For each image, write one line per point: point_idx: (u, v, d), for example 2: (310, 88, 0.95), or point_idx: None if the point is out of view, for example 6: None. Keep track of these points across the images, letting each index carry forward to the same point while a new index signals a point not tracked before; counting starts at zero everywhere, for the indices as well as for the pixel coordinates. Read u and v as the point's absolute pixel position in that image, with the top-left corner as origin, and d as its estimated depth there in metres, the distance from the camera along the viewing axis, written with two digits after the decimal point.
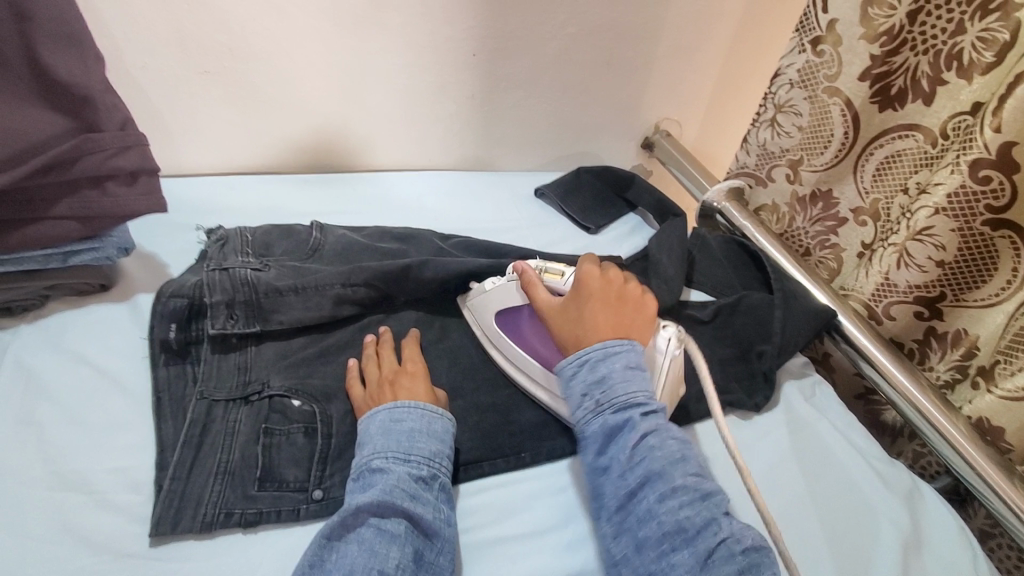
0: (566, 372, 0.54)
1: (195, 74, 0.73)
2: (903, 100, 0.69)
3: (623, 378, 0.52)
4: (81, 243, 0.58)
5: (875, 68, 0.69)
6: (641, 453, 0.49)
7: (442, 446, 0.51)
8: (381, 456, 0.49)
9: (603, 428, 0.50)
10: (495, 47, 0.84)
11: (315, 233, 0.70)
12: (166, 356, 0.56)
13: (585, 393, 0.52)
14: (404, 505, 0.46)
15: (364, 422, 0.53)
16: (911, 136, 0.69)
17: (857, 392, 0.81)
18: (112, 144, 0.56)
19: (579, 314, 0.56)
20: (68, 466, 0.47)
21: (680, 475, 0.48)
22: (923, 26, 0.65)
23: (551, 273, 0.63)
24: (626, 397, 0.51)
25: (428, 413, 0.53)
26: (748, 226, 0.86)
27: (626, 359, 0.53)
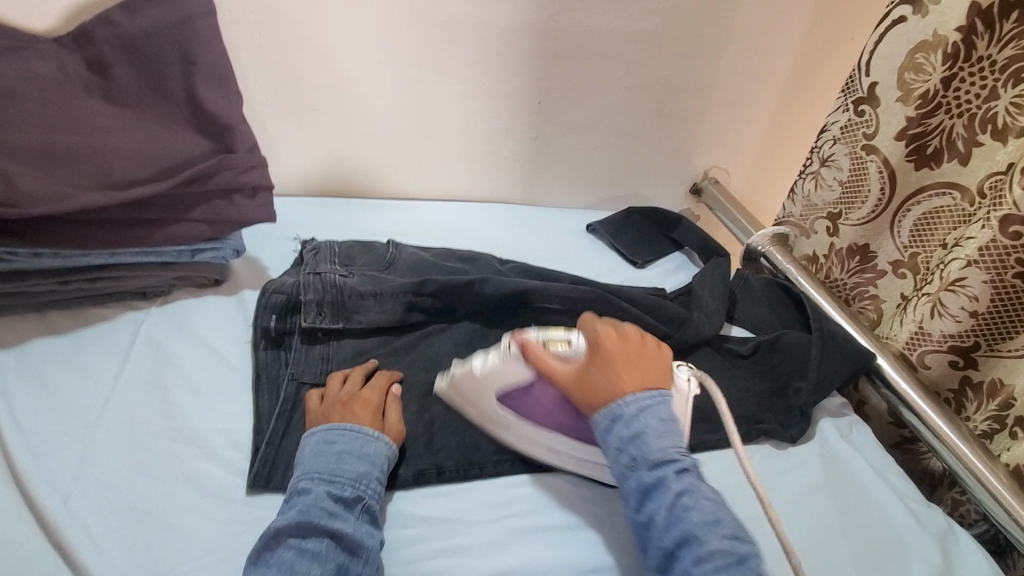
0: (600, 426, 0.57)
1: (303, 109, 0.86)
2: (938, 159, 0.73)
3: (658, 435, 0.55)
4: (208, 243, 0.69)
5: (911, 128, 0.74)
6: (678, 514, 0.51)
7: (370, 467, 0.55)
8: (307, 478, 0.52)
9: (639, 485, 0.54)
10: (557, 96, 0.94)
11: (391, 249, 0.80)
12: (265, 342, 0.66)
13: (622, 449, 0.55)
14: (321, 523, 0.49)
15: (301, 444, 0.56)
16: (950, 194, 0.72)
17: (894, 440, 0.82)
18: (242, 163, 0.68)
19: (604, 372, 0.58)
20: (186, 424, 0.57)
21: (716, 538, 0.50)
22: (957, 91, 0.70)
23: (556, 341, 0.61)
24: (660, 453, 0.54)
25: (362, 435, 0.56)
26: (791, 270, 0.90)
27: (657, 411, 0.56)
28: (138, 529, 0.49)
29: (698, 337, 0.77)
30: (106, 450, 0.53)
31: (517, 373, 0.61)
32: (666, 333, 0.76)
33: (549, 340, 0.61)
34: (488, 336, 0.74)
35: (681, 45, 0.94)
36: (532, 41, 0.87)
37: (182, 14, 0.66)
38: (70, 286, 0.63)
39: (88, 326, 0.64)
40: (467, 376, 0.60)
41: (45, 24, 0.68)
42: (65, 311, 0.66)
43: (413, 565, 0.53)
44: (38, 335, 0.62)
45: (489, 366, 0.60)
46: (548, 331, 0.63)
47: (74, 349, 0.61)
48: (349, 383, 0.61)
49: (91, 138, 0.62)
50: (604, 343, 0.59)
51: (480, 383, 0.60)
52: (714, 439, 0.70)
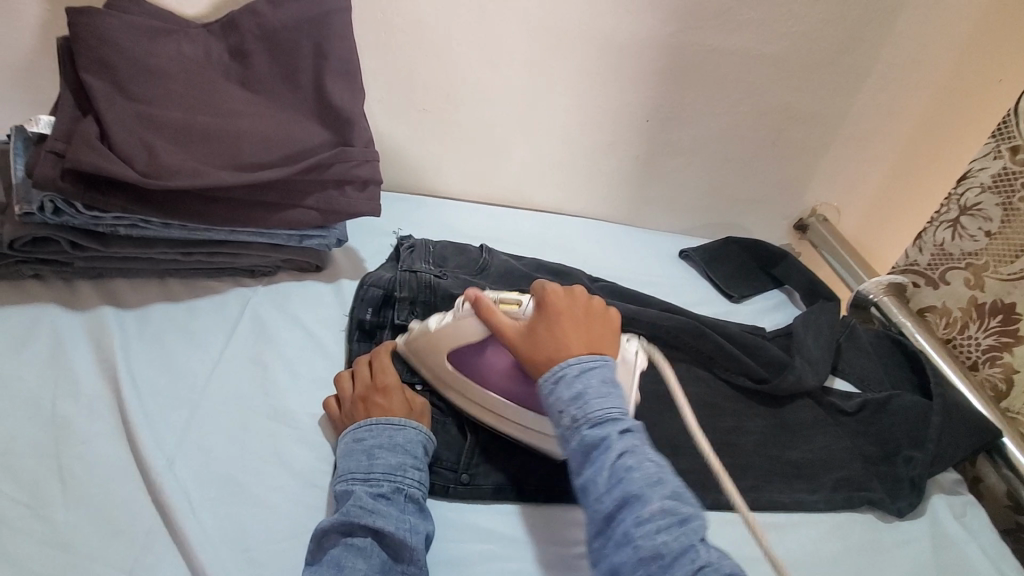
0: (544, 390, 0.53)
1: (415, 110, 0.88)
2: None
3: (599, 394, 0.51)
4: (316, 230, 0.71)
5: None
6: (619, 473, 0.47)
7: (405, 459, 0.54)
8: (346, 477, 0.52)
9: (580, 447, 0.49)
10: (666, 115, 0.91)
11: (484, 254, 0.79)
12: (359, 333, 0.67)
13: (563, 410, 0.51)
14: (363, 520, 0.48)
15: (337, 445, 0.56)
16: None
17: (1009, 526, 0.72)
18: (357, 157, 0.69)
19: (547, 329, 0.56)
20: (281, 404, 0.58)
21: (661, 497, 0.45)
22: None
23: (508, 302, 0.61)
24: (603, 412, 0.50)
25: (390, 427, 0.55)
26: (908, 324, 0.82)
27: (601, 372, 0.53)
28: (231, 500, 0.50)
29: (798, 386, 0.70)
30: (208, 418, 0.55)
31: (469, 331, 0.60)
32: (763, 376, 0.71)
33: (501, 301, 0.61)
34: None
35: (805, 72, 0.89)
36: (651, 57, 0.85)
37: (322, 10, 0.69)
38: (191, 257, 0.67)
39: (201, 296, 0.68)
40: (426, 328, 0.61)
41: (196, 10, 0.74)
42: (183, 280, 0.70)
43: None
44: (158, 300, 0.66)
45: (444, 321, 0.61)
46: (503, 295, 0.63)
47: (187, 317, 0.65)
48: (360, 377, 0.60)
49: (227, 121, 0.65)
50: (552, 300, 0.58)
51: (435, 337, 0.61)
52: (811, 498, 0.64)
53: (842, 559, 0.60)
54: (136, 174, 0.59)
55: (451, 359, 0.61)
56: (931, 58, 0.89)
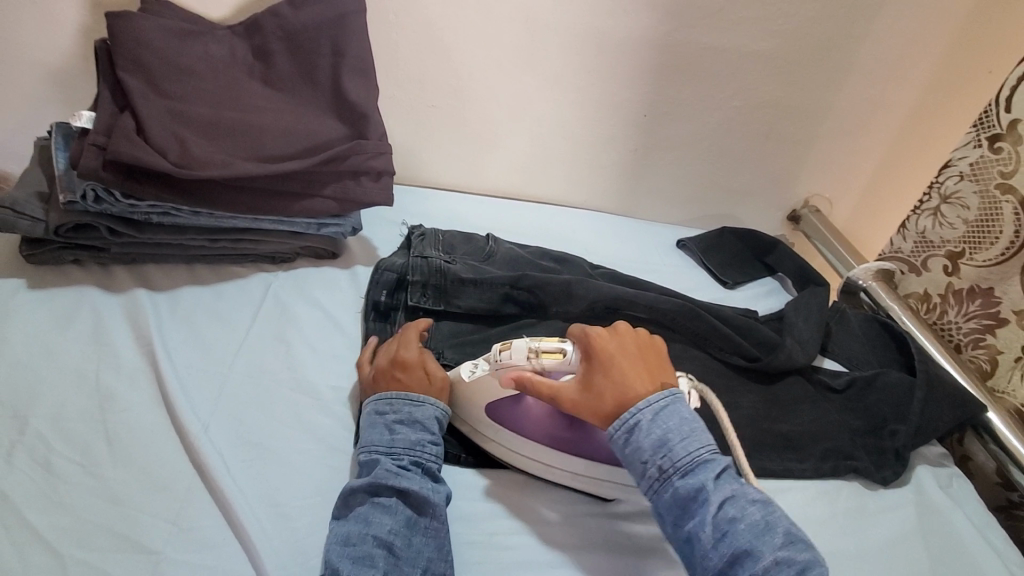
0: (617, 439, 0.54)
1: (424, 107, 0.92)
2: None
3: (684, 440, 0.53)
4: (333, 219, 0.76)
5: None
6: (723, 525, 0.49)
7: (423, 434, 0.57)
8: (371, 446, 0.56)
9: (675, 498, 0.51)
10: (664, 110, 0.96)
11: (491, 243, 0.83)
12: (374, 314, 0.71)
13: (649, 461, 0.52)
14: (388, 482, 0.52)
15: (360, 418, 0.60)
16: None
17: (1000, 503, 0.75)
18: (372, 149, 0.74)
19: (607, 374, 0.56)
20: (304, 377, 0.63)
21: (772, 548, 0.47)
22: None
23: (548, 353, 0.59)
24: (691, 458, 0.52)
25: (409, 402, 0.59)
26: (894, 307, 0.86)
27: (676, 412, 0.54)
28: (260, 461, 0.54)
29: (789, 364, 0.74)
30: (237, 389, 0.60)
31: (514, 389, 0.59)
32: (755, 355, 0.75)
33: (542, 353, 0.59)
34: None
35: (796, 68, 0.93)
36: (649, 55, 0.89)
37: (339, 12, 0.73)
38: (217, 244, 0.72)
39: (226, 281, 0.73)
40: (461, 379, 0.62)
41: (220, 12, 0.79)
42: (208, 266, 0.74)
43: (494, 539, 0.56)
44: (186, 283, 0.71)
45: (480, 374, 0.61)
46: (539, 341, 0.60)
47: (214, 299, 0.70)
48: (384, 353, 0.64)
49: (251, 116, 0.70)
50: (601, 345, 0.58)
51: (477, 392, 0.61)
52: (800, 467, 0.68)
53: (829, 523, 0.64)
54: (169, 165, 0.63)
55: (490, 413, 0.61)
56: (918, 54, 0.94)
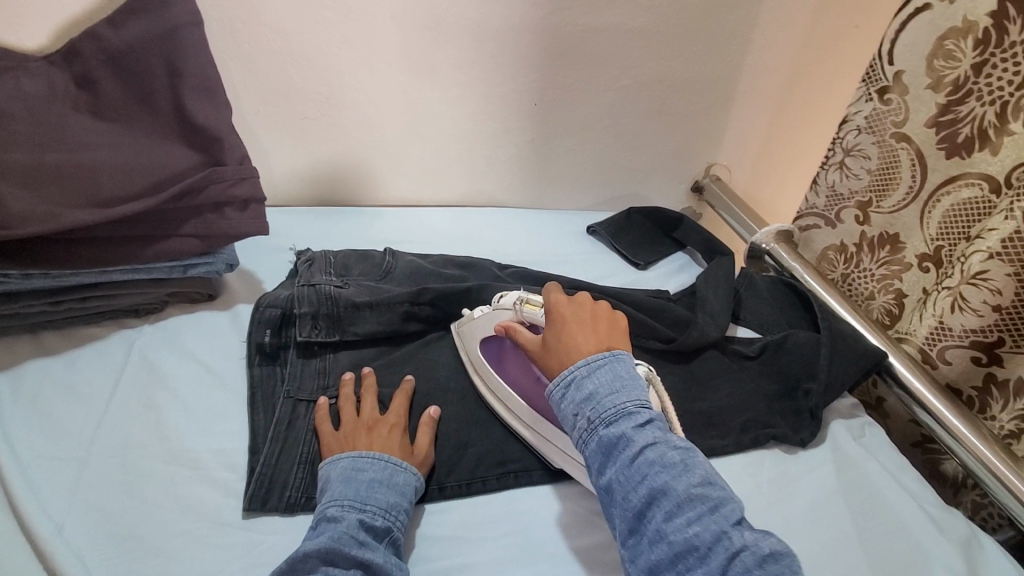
0: (555, 396, 0.52)
1: (298, 119, 0.85)
2: (971, 148, 0.68)
3: (611, 391, 0.50)
4: (200, 257, 0.68)
5: (941, 115, 0.70)
6: (642, 469, 0.46)
7: (400, 500, 0.53)
8: (337, 504, 0.50)
9: (600, 447, 0.48)
10: (554, 96, 0.93)
11: (387, 258, 0.78)
12: (260, 357, 0.65)
13: (577, 413, 0.50)
14: (355, 552, 0.46)
15: (325, 468, 0.54)
16: (977, 185, 0.68)
17: (916, 440, 0.78)
18: (231, 176, 0.67)
19: (556, 336, 0.56)
20: (181, 446, 0.56)
21: (686, 486, 0.45)
22: (989, 77, 0.65)
23: (533, 303, 0.63)
24: (616, 408, 0.48)
25: (392, 465, 0.55)
26: (797, 267, 0.88)
27: (612, 369, 0.51)
28: (129, 555, 0.48)
29: (703, 340, 0.74)
30: (99, 474, 0.53)
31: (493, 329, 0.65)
32: (670, 336, 0.75)
33: (526, 303, 0.63)
34: None
35: (677, 41, 0.93)
36: (528, 41, 0.86)
37: (169, 26, 0.65)
38: (63, 305, 0.63)
39: (80, 346, 0.64)
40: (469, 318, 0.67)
41: (38, 42, 0.68)
42: (58, 332, 0.65)
43: None
44: (29, 356, 0.62)
45: (484, 313, 0.66)
46: (533, 296, 0.64)
47: (66, 370, 0.61)
48: (364, 410, 0.60)
49: (76, 154, 0.60)
50: (558, 309, 0.58)
51: (475, 326, 0.67)
52: (721, 444, 0.68)
53: (753, 496, 0.64)
54: None
55: (482, 347, 0.67)
56: (790, 16, 0.95)
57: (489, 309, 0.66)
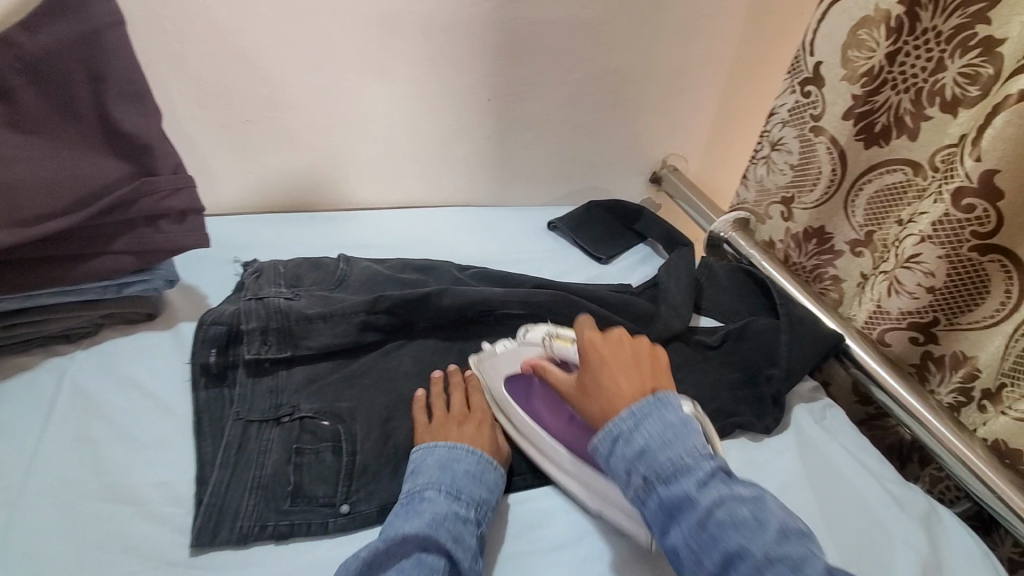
0: (600, 452, 0.49)
1: (238, 122, 0.81)
2: (888, 136, 0.72)
3: (663, 443, 0.46)
4: (134, 275, 0.63)
5: (858, 107, 0.73)
6: (714, 532, 0.42)
7: (489, 496, 0.54)
8: (433, 488, 0.52)
9: (660, 509, 0.45)
10: (507, 92, 0.91)
11: (342, 265, 0.75)
12: (205, 379, 0.61)
13: (629, 471, 0.47)
14: (447, 543, 0.48)
15: (420, 452, 0.56)
16: (900, 170, 0.72)
17: (862, 418, 0.81)
18: (166, 186, 0.63)
19: (596, 379, 0.52)
20: (121, 481, 0.53)
21: (773, 550, 0.40)
22: (902, 66, 0.69)
23: (563, 338, 0.61)
24: (674, 463, 0.45)
25: (484, 461, 0.56)
26: (755, 255, 0.88)
27: (659, 416, 0.47)
28: None
29: (668, 333, 0.74)
30: (30, 518, 0.49)
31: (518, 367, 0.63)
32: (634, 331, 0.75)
33: (556, 338, 0.61)
34: (450, 349, 0.70)
35: (629, 32, 0.92)
36: (479, 35, 0.83)
37: (90, 28, 0.58)
38: None
39: (5, 378, 0.59)
40: (490, 352, 0.65)
41: None
42: None
43: None
44: None
45: (509, 348, 0.64)
46: (560, 331, 0.62)
47: None
48: (454, 404, 0.62)
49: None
50: (593, 348, 0.53)
51: (498, 361, 0.64)
52: None
53: None
54: None
55: (506, 381, 0.65)
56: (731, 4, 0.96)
57: (514, 344, 0.64)
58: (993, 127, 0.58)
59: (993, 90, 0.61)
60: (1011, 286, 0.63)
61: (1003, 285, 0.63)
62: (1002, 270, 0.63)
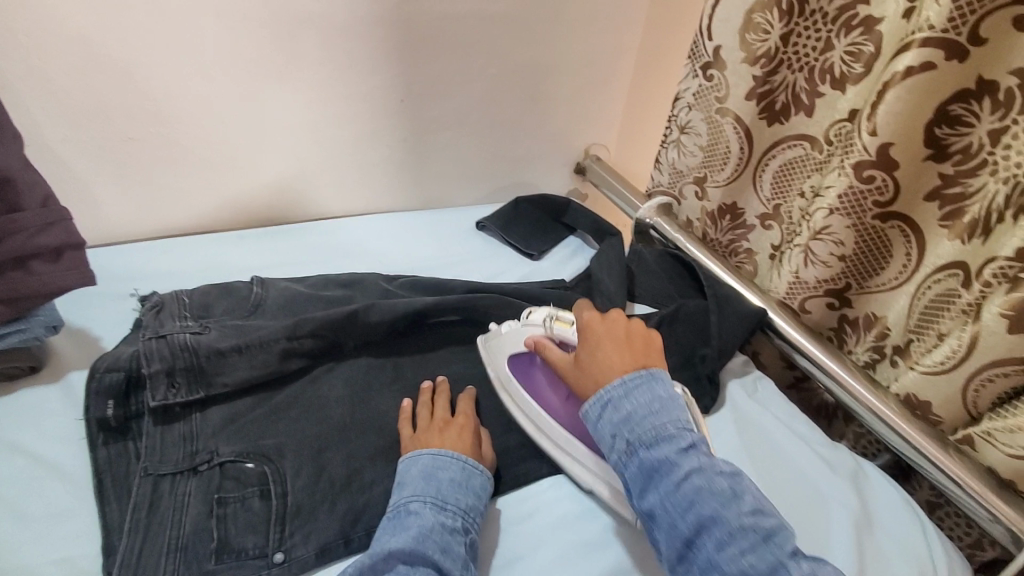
0: (590, 416, 0.53)
1: (121, 141, 0.73)
2: (786, 114, 0.77)
3: (650, 412, 0.50)
4: (7, 325, 0.55)
5: (758, 87, 0.76)
6: (689, 494, 0.46)
7: (478, 502, 0.53)
8: (418, 499, 0.51)
9: (641, 469, 0.49)
10: (420, 91, 0.87)
11: (256, 288, 0.69)
12: (104, 436, 0.54)
13: (615, 435, 0.51)
14: (434, 558, 0.47)
15: (407, 460, 0.55)
16: (800, 145, 0.76)
17: (790, 382, 0.87)
18: (33, 222, 0.55)
19: (590, 354, 0.56)
20: (11, 565, 0.46)
21: (738, 515, 0.45)
22: (795, 46, 0.73)
23: (562, 321, 0.64)
24: (657, 430, 0.49)
25: (469, 466, 0.55)
26: (679, 238, 0.91)
27: (651, 390, 0.52)
28: None
29: None
30: None
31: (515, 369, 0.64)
32: None
33: (557, 320, 0.64)
34: (384, 366, 0.66)
35: (538, 24, 0.90)
36: (382, 34, 0.79)
37: None
38: None
39: None
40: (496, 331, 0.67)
41: None
42: None
43: None
44: None
45: (514, 328, 0.66)
46: (561, 313, 0.65)
47: None
48: (438, 408, 0.60)
49: None
50: (591, 327, 0.58)
51: (504, 342, 0.66)
52: None
53: None
54: None
55: (509, 363, 0.66)
56: None
57: (518, 325, 0.66)
58: (886, 101, 0.61)
59: (876, 65, 0.67)
60: (910, 250, 0.68)
61: (903, 249, 0.69)
62: (902, 236, 0.68)
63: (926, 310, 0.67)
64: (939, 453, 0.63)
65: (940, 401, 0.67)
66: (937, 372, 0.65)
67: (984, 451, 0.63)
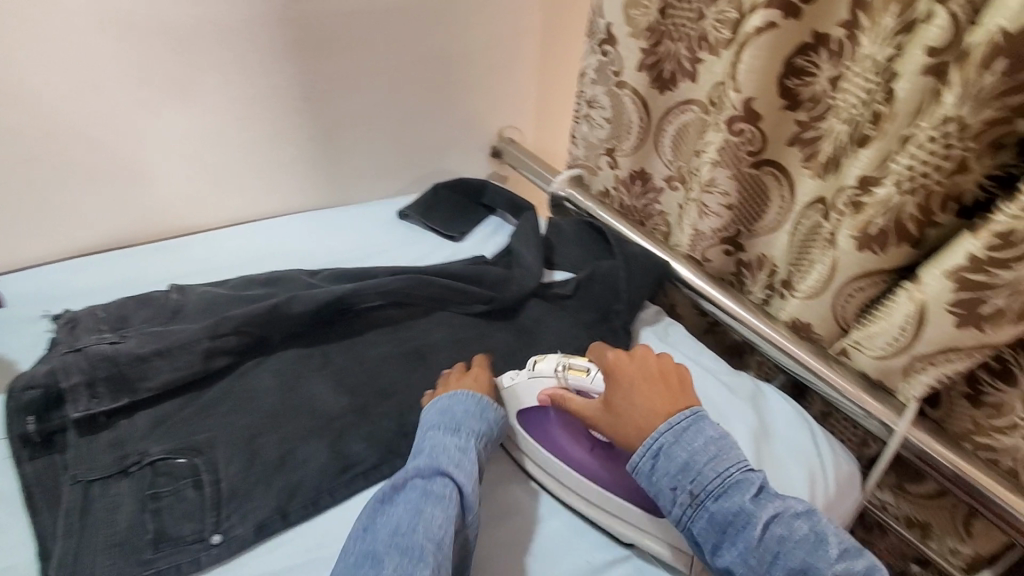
0: (642, 468, 0.55)
1: (17, 161, 0.73)
2: (673, 82, 0.83)
3: (710, 459, 0.53)
4: None
5: (646, 59, 0.83)
6: (774, 544, 0.50)
7: (490, 431, 0.59)
8: (433, 430, 0.57)
9: (712, 522, 0.52)
10: (320, 89, 0.89)
11: (174, 295, 0.70)
12: (29, 451, 0.55)
13: (678, 487, 0.53)
14: (449, 473, 0.52)
15: (429, 403, 0.61)
16: (691, 109, 0.83)
17: (705, 328, 0.94)
18: None
19: (627, 397, 0.58)
20: None
21: (827, 562, 0.49)
22: (673, 18, 0.79)
23: (575, 368, 0.63)
24: (723, 478, 0.52)
25: (484, 401, 0.61)
26: (592, 207, 0.97)
27: (701, 431, 0.55)
28: None
29: (523, 293, 0.79)
30: None
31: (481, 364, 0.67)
32: (490, 297, 0.78)
33: (569, 368, 0.63)
34: (312, 354, 0.68)
35: (433, 15, 0.93)
36: (273, 33, 0.81)
37: None
38: None
39: None
40: (501, 385, 0.66)
41: None
42: None
43: None
44: None
45: (521, 381, 0.65)
46: (569, 359, 0.64)
47: None
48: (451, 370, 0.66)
49: None
50: (621, 368, 0.60)
51: (514, 396, 0.65)
52: None
53: None
54: None
55: (521, 419, 0.65)
56: None
57: (523, 376, 0.65)
58: (744, 62, 0.68)
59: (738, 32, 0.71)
60: (784, 193, 0.76)
61: (778, 194, 0.77)
62: (776, 181, 0.76)
63: (802, 242, 0.75)
64: (820, 362, 0.72)
65: (818, 320, 0.74)
66: (812, 295, 0.73)
67: (855, 358, 0.71)
